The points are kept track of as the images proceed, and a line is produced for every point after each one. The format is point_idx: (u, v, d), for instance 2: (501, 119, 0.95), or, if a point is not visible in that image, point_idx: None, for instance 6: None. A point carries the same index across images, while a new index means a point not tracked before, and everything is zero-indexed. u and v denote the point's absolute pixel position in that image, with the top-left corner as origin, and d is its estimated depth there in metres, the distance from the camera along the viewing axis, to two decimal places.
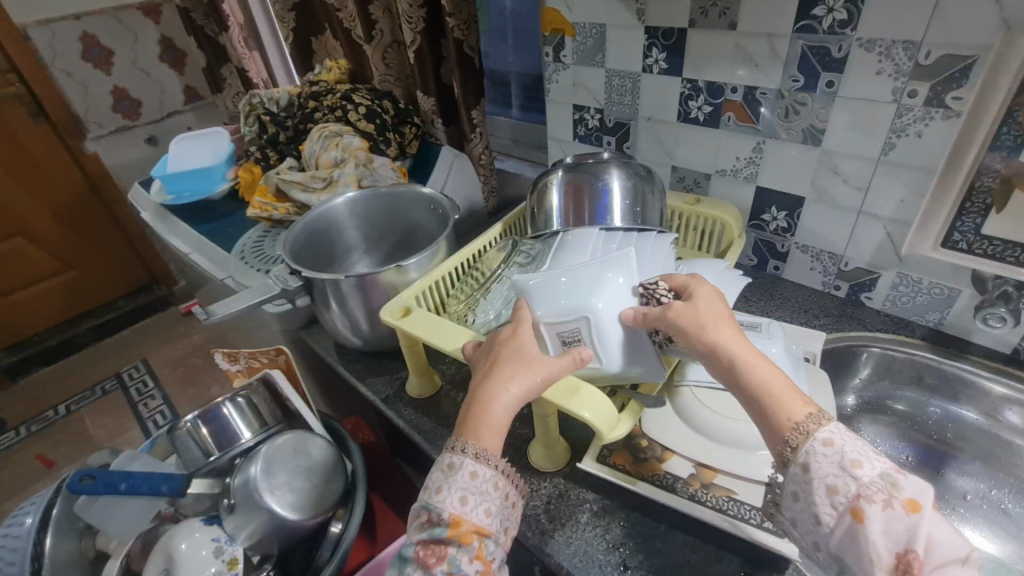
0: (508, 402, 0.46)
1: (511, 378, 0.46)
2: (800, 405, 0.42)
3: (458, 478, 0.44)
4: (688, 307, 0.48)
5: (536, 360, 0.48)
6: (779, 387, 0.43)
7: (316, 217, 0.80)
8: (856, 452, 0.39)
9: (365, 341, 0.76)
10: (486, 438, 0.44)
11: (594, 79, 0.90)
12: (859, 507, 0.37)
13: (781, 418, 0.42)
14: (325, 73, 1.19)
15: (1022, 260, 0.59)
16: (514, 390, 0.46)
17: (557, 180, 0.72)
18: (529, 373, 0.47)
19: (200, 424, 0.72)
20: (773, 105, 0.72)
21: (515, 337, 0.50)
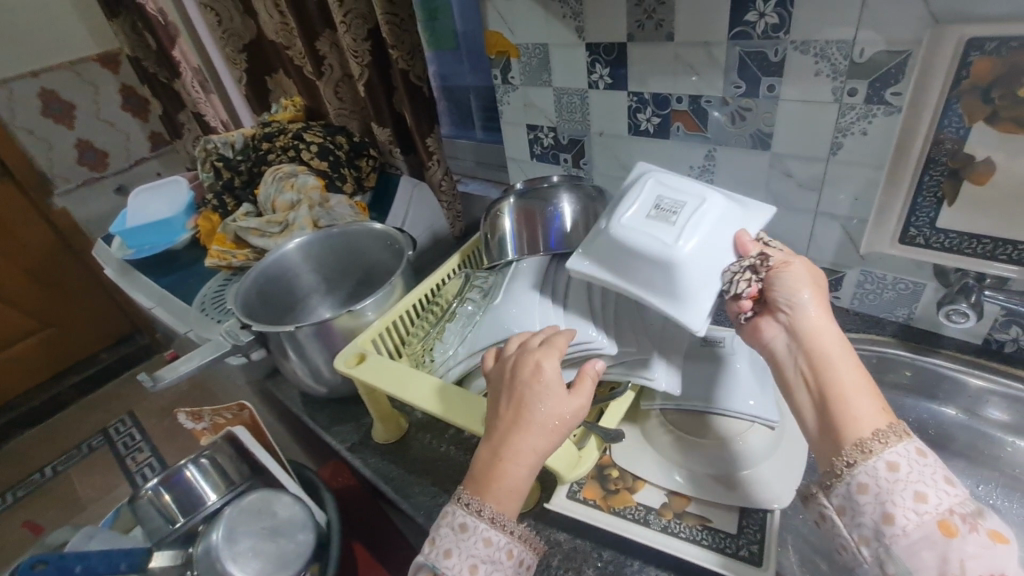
0: (536, 463, 0.44)
1: (540, 436, 0.44)
2: (879, 415, 0.41)
3: (469, 543, 0.43)
4: (795, 266, 0.49)
5: (567, 412, 0.45)
6: (864, 382, 0.42)
7: (269, 265, 0.78)
8: (946, 473, 0.38)
9: (328, 388, 0.74)
10: (512, 505, 0.43)
11: (543, 98, 0.89)
12: (949, 522, 0.36)
13: (857, 418, 0.41)
14: (280, 112, 1.18)
15: (980, 251, 0.58)
16: (540, 451, 0.44)
17: (509, 207, 0.71)
18: (558, 429, 0.45)
19: (162, 490, 0.71)
20: (719, 113, 0.71)
21: (542, 377, 0.46)
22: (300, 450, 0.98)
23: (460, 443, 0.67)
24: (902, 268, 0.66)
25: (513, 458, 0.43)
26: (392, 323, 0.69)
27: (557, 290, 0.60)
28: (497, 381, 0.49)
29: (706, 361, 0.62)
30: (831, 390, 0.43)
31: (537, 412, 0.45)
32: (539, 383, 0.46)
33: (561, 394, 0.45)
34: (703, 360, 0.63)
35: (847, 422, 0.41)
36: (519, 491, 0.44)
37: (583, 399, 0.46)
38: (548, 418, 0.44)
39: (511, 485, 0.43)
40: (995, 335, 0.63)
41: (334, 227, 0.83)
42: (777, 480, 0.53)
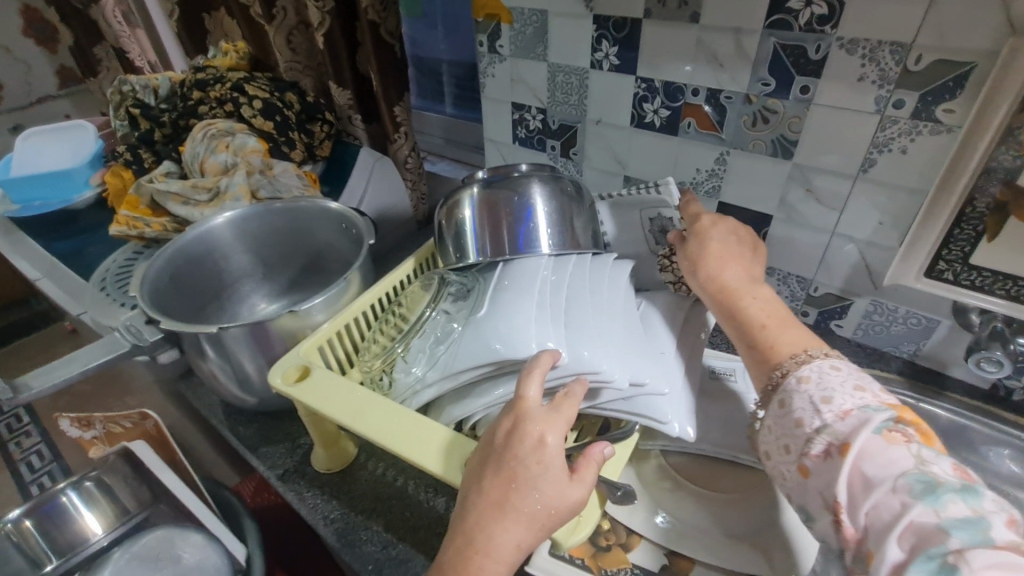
0: (516, 562, 0.34)
1: (524, 525, 0.34)
2: (800, 341, 0.42)
3: None
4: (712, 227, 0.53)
5: (563, 498, 0.35)
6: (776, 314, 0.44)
7: (189, 244, 0.63)
8: (801, 410, 0.38)
9: (259, 399, 0.60)
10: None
11: (534, 74, 0.78)
12: (802, 462, 0.37)
13: (784, 342, 0.42)
14: (219, 57, 1.00)
15: (1012, 293, 0.54)
16: (524, 542, 0.34)
17: (471, 197, 0.59)
18: (549, 519, 0.35)
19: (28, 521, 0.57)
20: (738, 112, 0.63)
21: (541, 452, 0.36)
22: (218, 458, 0.83)
23: (420, 476, 0.56)
24: (918, 301, 0.60)
25: (491, 552, 0.34)
26: (344, 327, 0.56)
27: (554, 305, 0.50)
28: (483, 445, 0.39)
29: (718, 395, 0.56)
30: (747, 326, 0.44)
31: (529, 499, 0.35)
32: (532, 457, 0.36)
33: (562, 478, 0.36)
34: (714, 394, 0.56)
35: (774, 347, 0.42)
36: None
37: (584, 484, 0.36)
38: (541, 508, 0.35)
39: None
40: (1005, 381, 0.59)
41: (276, 201, 0.69)
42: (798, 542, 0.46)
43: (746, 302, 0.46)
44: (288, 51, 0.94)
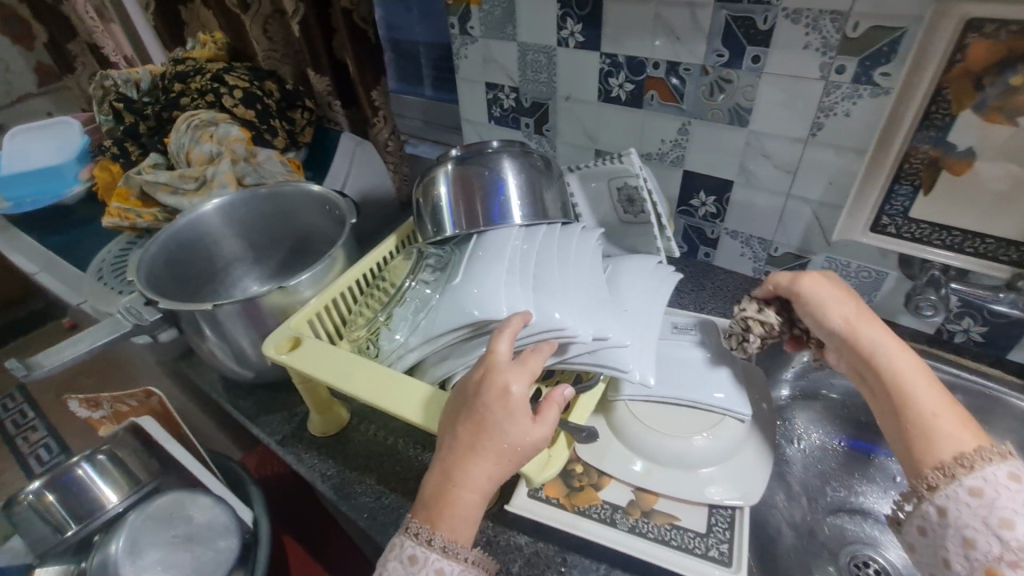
0: (490, 491, 0.39)
1: (495, 462, 0.39)
2: (972, 439, 0.40)
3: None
4: (822, 285, 0.52)
5: (527, 435, 0.40)
6: (925, 398, 0.43)
7: (179, 230, 0.66)
8: (1009, 512, 0.36)
9: (257, 373, 0.65)
10: (465, 537, 0.39)
11: (505, 54, 0.81)
12: (996, 569, 0.35)
13: (942, 440, 0.40)
14: (197, 48, 1.01)
15: (948, 243, 0.58)
16: (496, 476, 0.39)
17: (445, 174, 0.62)
18: (517, 455, 0.40)
19: (46, 492, 0.60)
20: (697, 83, 0.66)
21: (506, 399, 0.40)
22: (221, 435, 0.88)
23: (410, 435, 0.60)
24: (866, 255, 0.65)
25: (467, 484, 0.39)
26: (331, 301, 0.60)
27: (523, 269, 0.54)
28: (458, 394, 0.43)
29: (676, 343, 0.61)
30: (906, 415, 0.43)
31: (497, 440, 0.39)
32: (498, 405, 0.40)
33: (525, 420, 0.40)
34: (671, 342, 0.61)
35: (931, 444, 0.41)
36: (473, 520, 0.39)
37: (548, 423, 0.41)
38: (508, 446, 0.39)
39: (464, 513, 0.39)
40: (948, 326, 0.64)
41: (261, 187, 0.72)
42: (750, 472, 0.52)
43: (908, 384, 0.44)
44: (265, 40, 0.96)
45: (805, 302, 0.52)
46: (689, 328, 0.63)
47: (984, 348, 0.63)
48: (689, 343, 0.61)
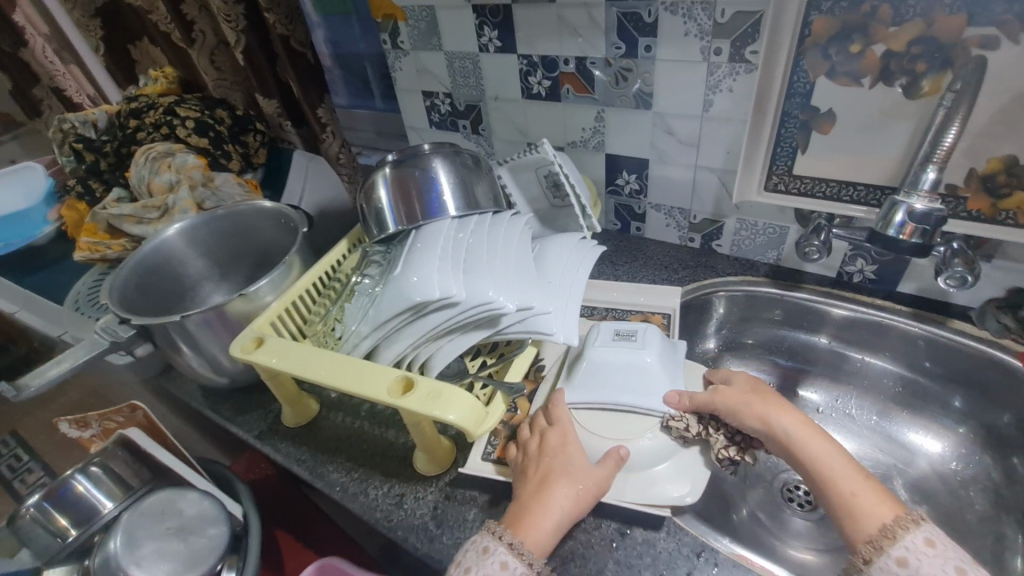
0: (563, 519, 0.48)
1: (563, 489, 0.49)
2: (888, 508, 0.45)
3: (488, 564, 0.44)
4: (732, 391, 0.57)
5: (585, 473, 0.50)
6: (843, 482, 0.47)
7: (147, 256, 0.72)
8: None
9: (230, 378, 0.71)
10: (534, 553, 0.45)
11: (435, 63, 0.87)
12: None
13: (866, 516, 0.45)
14: (150, 84, 1.06)
15: (829, 193, 0.65)
16: (564, 503, 0.48)
17: (383, 177, 0.68)
18: (580, 487, 0.49)
19: (54, 511, 0.65)
20: (604, 73, 0.73)
21: (569, 446, 0.53)
22: (208, 446, 0.93)
23: (374, 416, 0.67)
24: (768, 213, 0.73)
25: (544, 508, 0.48)
26: (291, 304, 0.67)
27: (455, 255, 0.60)
28: (524, 458, 0.54)
29: (618, 350, 0.62)
30: (834, 501, 0.47)
31: (566, 473, 0.50)
32: (571, 451, 0.52)
33: (586, 464, 0.51)
34: (613, 351, 0.62)
35: (858, 524, 0.45)
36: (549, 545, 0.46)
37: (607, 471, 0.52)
38: (576, 479, 0.50)
39: (544, 536, 0.46)
40: (845, 268, 0.72)
41: (219, 209, 0.78)
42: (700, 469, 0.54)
43: (827, 471, 0.48)
44: (213, 70, 1.02)
45: (720, 406, 0.56)
46: (632, 335, 0.65)
47: (877, 285, 0.71)
48: (630, 349, 0.62)
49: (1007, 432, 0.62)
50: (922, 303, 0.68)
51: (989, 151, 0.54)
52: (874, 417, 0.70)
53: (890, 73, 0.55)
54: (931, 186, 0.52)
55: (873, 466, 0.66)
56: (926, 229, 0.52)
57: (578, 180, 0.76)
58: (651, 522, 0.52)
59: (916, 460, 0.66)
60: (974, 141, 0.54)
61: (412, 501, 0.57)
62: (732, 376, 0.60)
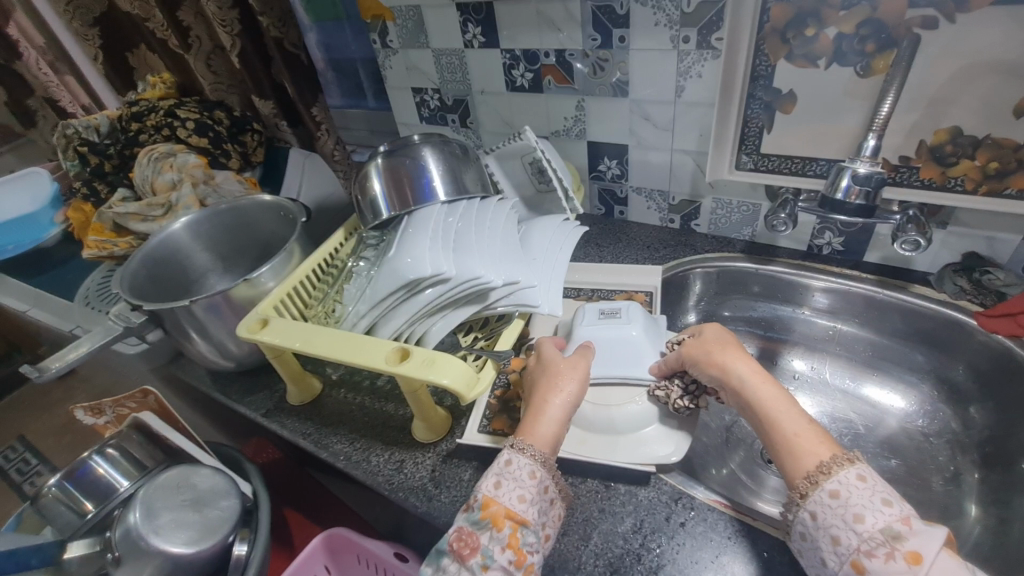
0: (560, 414, 0.51)
1: (552, 390, 0.53)
2: (825, 448, 0.44)
3: (494, 467, 0.48)
4: (697, 343, 0.57)
5: (566, 370, 0.54)
6: (788, 423, 0.46)
7: (155, 248, 0.76)
8: (861, 506, 0.39)
9: (237, 361, 0.75)
10: (544, 447, 0.49)
11: (423, 60, 0.91)
12: (859, 561, 0.38)
13: (805, 452, 0.44)
14: (148, 90, 1.10)
15: (794, 169, 0.70)
16: (556, 400, 0.52)
17: (376, 168, 0.72)
18: (566, 383, 0.53)
19: (81, 496, 0.70)
20: (582, 64, 0.77)
21: (548, 358, 0.57)
22: (217, 434, 0.97)
23: (374, 392, 0.71)
24: (740, 191, 0.77)
25: (540, 408, 0.52)
26: (293, 289, 0.71)
27: (445, 236, 0.64)
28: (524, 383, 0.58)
29: (605, 329, 0.64)
30: (776, 439, 0.46)
31: (549, 377, 0.54)
32: (549, 359, 0.56)
33: (565, 364, 0.55)
34: (601, 329, 0.64)
35: (796, 459, 0.44)
36: (551, 438, 0.50)
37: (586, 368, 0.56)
38: (560, 379, 0.54)
39: (542, 429, 0.50)
40: (816, 241, 0.76)
41: (221, 203, 0.82)
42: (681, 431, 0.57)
43: (772, 413, 0.48)
44: (210, 74, 1.06)
45: (687, 355, 0.57)
46: (616, 312, 0.66)
47: (846, 256, 0.75)
48: (617, 326, 0.64)
49: (965, 386, 0.66)
50: (887, 271, 0.73)
51: (937, 123, 0.59)
52: (846, 380, 0.74)
53: (844, 55, 0.59)
54: (872, 152, 0.57)
55: (845, 424, 0.70)
56: (868, 191, 0.57)
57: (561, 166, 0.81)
58: (634, 477, 0.56)
59: (885, 418, 0.70)
60: (922, 114, 0.59)
61: (411, 466, 0.61)
62: (702, 328, 0.60)
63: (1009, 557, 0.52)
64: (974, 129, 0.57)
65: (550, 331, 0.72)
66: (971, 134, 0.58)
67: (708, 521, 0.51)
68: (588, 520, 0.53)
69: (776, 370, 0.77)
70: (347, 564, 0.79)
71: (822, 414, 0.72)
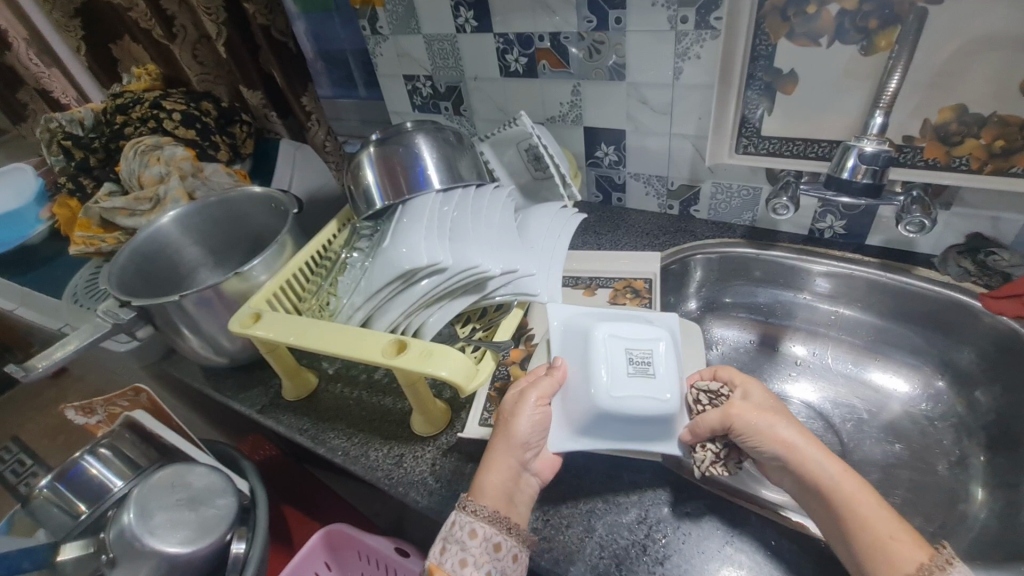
0: (505, 464, 0.49)
1: (499, 439, 0.51)
2: (918, 550, 0.39)
3: (442, 529, 0.47)
4: (750, 406, 0.50)
5: (518, 415, 0.52)
6: (876, 521, 0.41)
7: (143, 243, 0.74)
8: None
9: (230, 357, 0.73)
10: (485, 503, 0.47)
11: (414, 47, 0.89)
12: None
13: (899, 556, 0.39)
14: (133, 81, 1.07)
15: (796, 152, 0.69)
16: (500, 452, 0.50)
17: (368, 157, 0.71)
18: (517, 429, 0.51)
19: (73, 497, 0.69)
20: (578, 47, 0.75)
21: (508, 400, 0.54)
22: (213, 430, 0.96)
23: (371, 386, 0.70)
24: (741, 175, 0.76)
25: (488, 462, 0.50)
26: (286, 282, 0.69)
27: (441, 225, 0.63)
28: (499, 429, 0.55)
29: (635, 391, 0.54)
30: (861, 540, 0.41)
31: (500, 426, 0.52)
32: (511, 401, 0.54)
33: (519, 406, 0.52)
34: (631, 393, 0.54)
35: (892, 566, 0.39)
36: (495, 488, 0.48)
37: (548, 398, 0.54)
38: (507, 426, 0.51)
39: (485, 481, 0.48)
40: (817, 225, 0.75)
41: (210, 196, 0.80)
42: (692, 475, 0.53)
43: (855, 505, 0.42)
44: (196, 64, 1.03)
45: (738, 420, 0.49)
46: (647, 360, 0.57)
47: (848, 239, 0.74)
48: (649, 389, 0.54)
49: (969, 369, 0.66)
50: (890, 254, 0.72)
51: (942, 101, 0.57)
52: (849, 365, 0.73)
53: (845, 32, 0.58)
54: (879, 130, 0.56)
55: (849, 410, 0.70)
56: (875, 170, 0.56)
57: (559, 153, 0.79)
58: (638, 468, 0.55)
59: (890, 403, 0.69)
60: (926, 92, 0.58)
61: (411, 460, 0.60)
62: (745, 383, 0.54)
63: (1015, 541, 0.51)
64: (980, 107, 0.56)
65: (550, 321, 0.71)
66: (976, 112, 0.57)
67: (713, 511, 0.51)
68: (591, 510, 0.52)
69: (779, 356, 0.77)
70: (348, 561, 0.78)
71: (826, 399, 0.71)
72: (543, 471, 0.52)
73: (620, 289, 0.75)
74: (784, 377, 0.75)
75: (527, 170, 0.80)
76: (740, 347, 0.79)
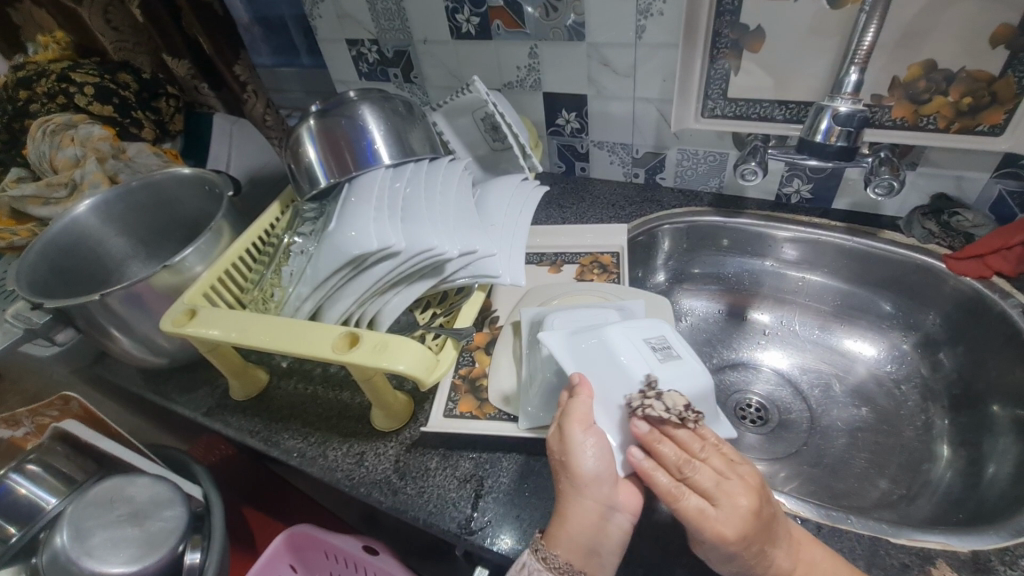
0: (586, 515, 0.40)
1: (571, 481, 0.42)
2: None
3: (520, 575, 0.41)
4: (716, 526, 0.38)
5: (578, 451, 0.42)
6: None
7: (58, 236, 0.66)
8: None
9: (169, 357, 0.67)
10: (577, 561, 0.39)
11: (356, 7, 0.81)
12: None
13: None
14: (40, 52, 0.95)
15: (763, 115, 0.66)
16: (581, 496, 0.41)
17: (309, 130, 0.64)
18: (585, 471, 0.41)
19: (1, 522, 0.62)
20: (533, 5, 0.69)
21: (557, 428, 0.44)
22: (163, 432, 0.90)
23: (327, 380, 0.65)
24: (707, 140, 0.73)
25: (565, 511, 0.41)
26: (225, 272, 0.63)
27: (391, 204, 0.57)
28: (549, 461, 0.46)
29: (675, 372, 0.47)
30: None
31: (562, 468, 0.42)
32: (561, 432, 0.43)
33: (580, 441, 0.42)
34: (675, 380, 0.47)
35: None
36: (574, 539, 0.40)
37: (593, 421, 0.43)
38: (570, 470, 0.42)
39: (565, 528, 0.40)
40: (784, 190, 0.73)
41: (132, 179, 0.72)
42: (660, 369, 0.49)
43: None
44: (110, 30, 0.91)
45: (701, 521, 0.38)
46: (666, 344, 0.50)
47: (814, 203, 0.73)
48: (686, 371, 0.48)
49: (934, 331, 0.66)
50: (856, 217, 0.71)
51: (912, 56, 0.55)
52: (816, 331, 0.73)
53: None
54: (853, 88, 0.53)
55: (816, 376, 0.70)
56: (850, 131, 0.53)
57: (517, 121, 0.75)
58: None
59: (855, 366, 0.70)
60: (895, 50, 0.55)
61: (372, 458, 0.56)
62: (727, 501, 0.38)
63: (977, 499, 0.52)
64: (948, 63, 0.54)
65: (513, 303, 0.68)
66: (945, 68, 0.55)
67: None
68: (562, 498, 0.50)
69: (747, 325, 0.76)
70: (314, 562, 0.76)
71: (791, 366, 0.72)
72: (629, 505, 0.43)
73: (586, 264, 0.72)
74: (751, 348, 0.74)
75: (484, 143, 0.75)
76: (708, 317, 0.77)
